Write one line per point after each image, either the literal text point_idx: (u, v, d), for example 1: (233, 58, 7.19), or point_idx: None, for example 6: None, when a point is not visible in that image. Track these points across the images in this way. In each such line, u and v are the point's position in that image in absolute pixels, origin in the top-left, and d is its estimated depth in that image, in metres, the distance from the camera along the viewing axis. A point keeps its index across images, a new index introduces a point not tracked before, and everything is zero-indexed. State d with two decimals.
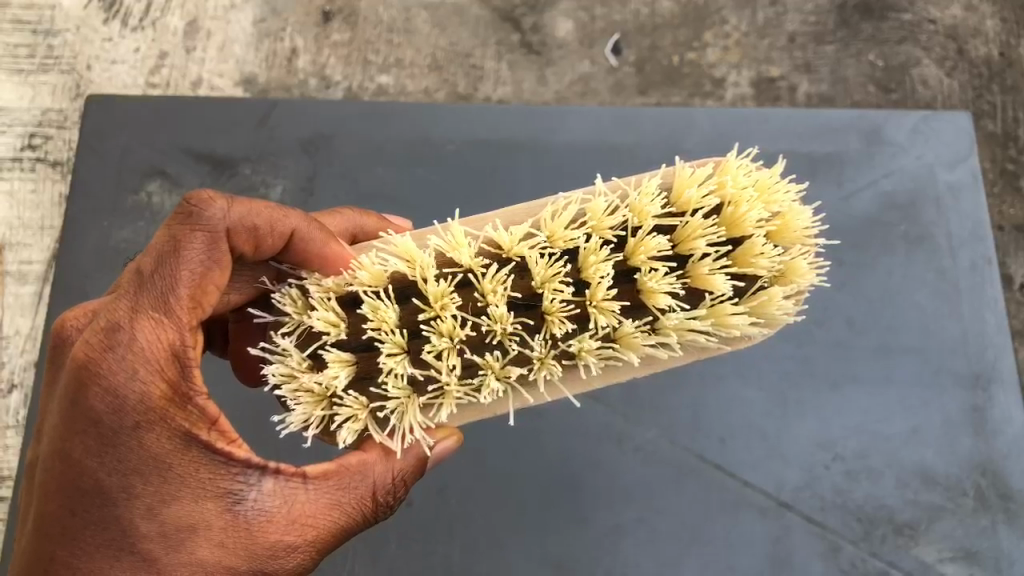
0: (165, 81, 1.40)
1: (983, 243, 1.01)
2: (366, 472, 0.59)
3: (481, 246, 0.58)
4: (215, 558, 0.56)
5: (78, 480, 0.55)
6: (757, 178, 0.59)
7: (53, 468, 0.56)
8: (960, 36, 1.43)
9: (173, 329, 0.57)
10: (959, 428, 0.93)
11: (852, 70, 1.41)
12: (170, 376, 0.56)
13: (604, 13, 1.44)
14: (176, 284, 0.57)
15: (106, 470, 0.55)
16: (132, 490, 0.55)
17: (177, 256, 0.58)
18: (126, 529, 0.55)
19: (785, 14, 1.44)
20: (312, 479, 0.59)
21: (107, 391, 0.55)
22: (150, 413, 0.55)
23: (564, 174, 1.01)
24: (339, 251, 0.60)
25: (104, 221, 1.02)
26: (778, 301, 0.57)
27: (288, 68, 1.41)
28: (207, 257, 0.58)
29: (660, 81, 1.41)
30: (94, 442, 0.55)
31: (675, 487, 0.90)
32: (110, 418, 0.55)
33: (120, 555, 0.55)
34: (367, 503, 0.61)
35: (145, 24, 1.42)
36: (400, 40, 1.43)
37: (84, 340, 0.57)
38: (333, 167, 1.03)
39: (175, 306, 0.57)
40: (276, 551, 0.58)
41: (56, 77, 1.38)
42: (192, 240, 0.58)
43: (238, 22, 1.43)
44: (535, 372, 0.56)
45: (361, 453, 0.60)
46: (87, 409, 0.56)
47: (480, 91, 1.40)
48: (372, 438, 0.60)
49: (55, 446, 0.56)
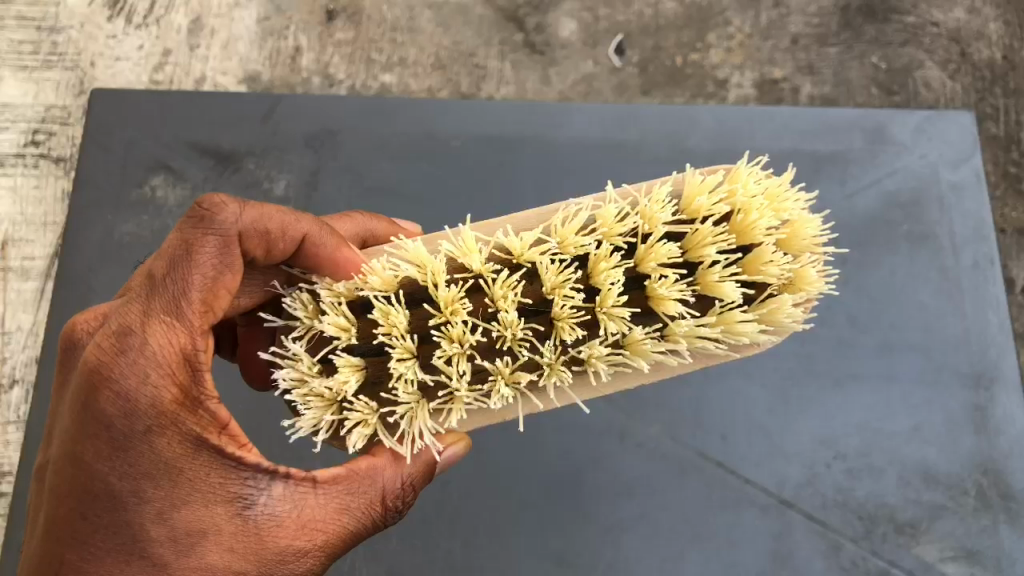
0: (168, 78, 1.40)
1: (986, 243, 1.01)
2: (375, 477, 0.60)
3: (492, 252, 0.59)
4: (225, 563, 0.56)
5: (88, 483, 0.55)
6: (768, 186, 0.59)
7: (64, 471, 0.56)
8: (963, 39, 1.43)
9: (184, 334, 0.57)
10: (961, 426, 0.93)
11: (855, 73, 1.41)
12: (181, 381, 0.56)
13: (607, 14, 1.45)
14: (187, 288, 0.58)
15: (117, 474, 0.55)
16: (143, 494, 0.55)
17: (190, 260, 0.58)
18: (137, 533, 0.55)
19: (789, 16, 1.44)
20: (322, 483, 0.59)
21: (118, 395, 0.55)
22: (161, 417, 0.55)
23: (567, 172, 1.01)
24: (350, 256, 0.60)
25: (108, 214, 1.02)
26: (787, 308, 0.57)
27: (291, 66, 1.41)
28: (219, 261, 0.58)
29: (663, 82, 1.41)
30: (105, 446, 0.55)
31: (677, 482, 0.90)
32: (121, 422, 0.55)
33: (130, 559, 0.55)
34: (376, 508, 0.61)
35: (149, 21, 1.42)
36: (403, 40, 1.43)
37: (96, 344, 0.57)
38: (337, 163, 1.03)
39: (186, 310, 0.57)
40: (284, 556, 0.58)
41: (60, 73, 1.38)
42: (204, 244, 0.58)
43: (242, 20, 1.43)
44: (545, 377, 0.56)
45: (369, 458, 0.60)
46: (98, 413, 0.56)
47: (483, 90, 1.40)
48: (381, 443, 0.61)
49: (66, 449, 0.56)
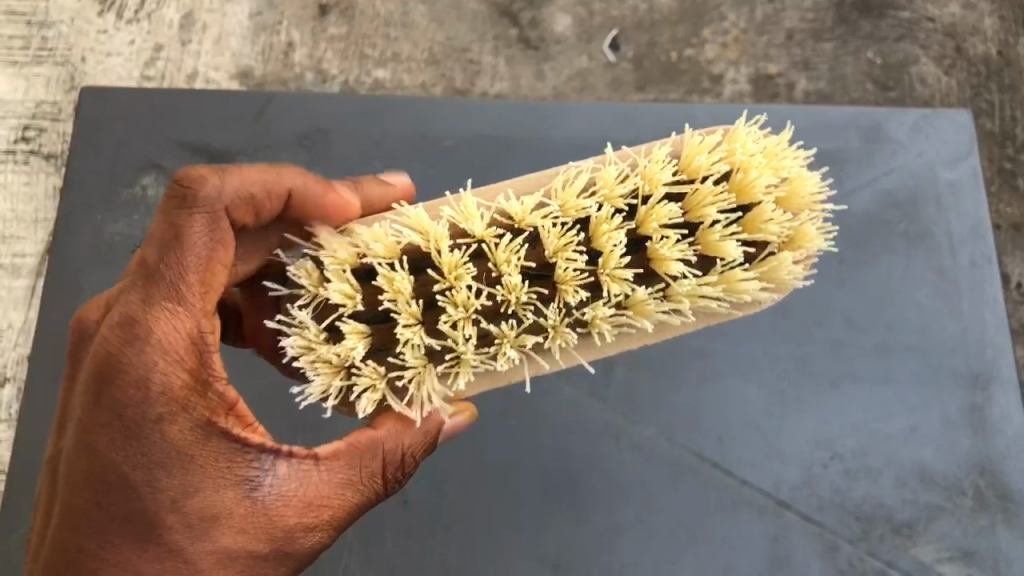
0: (160, 74, 1.39)
1: (983, 242, 1.00)
2: (376, 450, 0.62)
3: (493, 216, 0.58)
4: (238, 543, 0.60)
5: (103, 472, 0.59)
6: (765, 144, 0.59)
7: (80, 461, 0.60)
8: (959, 34, 1.43)
9: (189, 319, 0.60)
10: (959, 428, 0.92)
11: (850, 68, 1.41)
12: (190, 366, 0.59)
13: (602, 8, 1.44)
14: (184, 272, 0.60)
15: (130, 463, 0.59)
16: (155, 483, 0.58)
17: (183, 241, 0.60)
18: (151, 518, 0.58)
19: (784, 11, 1.44)
20: (324, 459, 0.62)
21: (128, 385, 0.59)
22: (170, 405, 0.59)
23: (563, 173, 1.00)
24: (340, 200, 0.63)
25: (99, 215, 1.00)
26: (788, 265, 0.57)
27: (284, 62, 1.40)
28: (210, 238, 0.60)
29: (658, 78, 1.41)
30: (118, 437, 0.59)
31: (674, 485, 0.89)
32: (132, 412, 0.59)
33: (147, 547, 0.59)
34: (377, 480, 0.64)
35: (140, 16, 1.41)
36: (397, 35, 1.42)
37: (104, 336, 0.61)
38: (329, 163, 1.01)
39: (186, 293, 0.60)
40: (294, 533, 0.62)
41: (50, 69, 1.37)
42: (193, 223, 0.60)
43: (235, 15, 1.42)
44: (550, 340, 0.56)
45: (371, 432, 0.62)
46: (112, 402, 0.59)
47: (476, 86, 1.40)
48: (384, 413, 0.62)
49: (80, 438, 0.60)
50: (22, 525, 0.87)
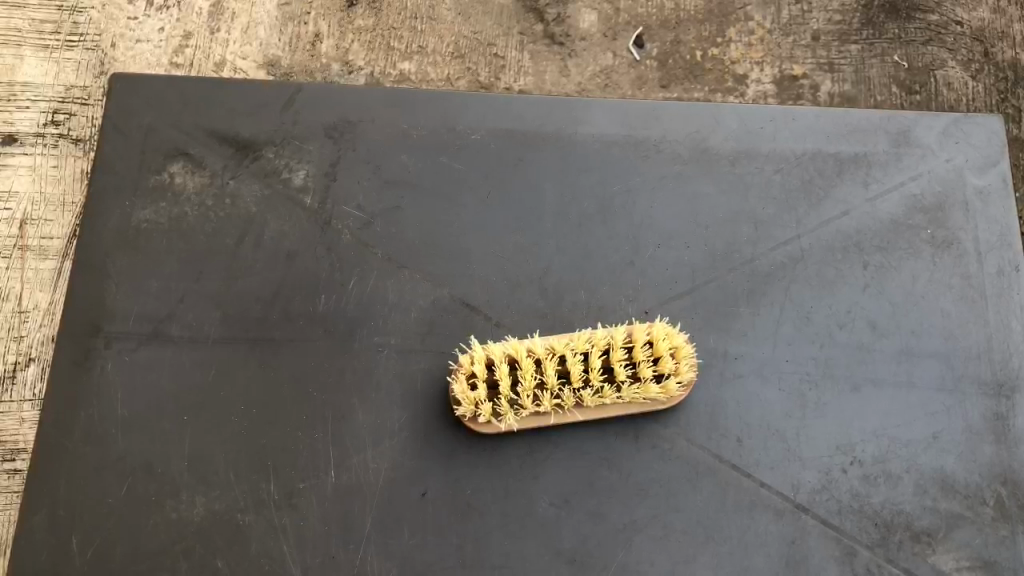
0: (187, 60, 1.63)
1: (1014, 249, 0.99)
2: (365, 474, 0.89)
3: None
4: (278, 538, 0.86)
5: (211, 463, 0.88)
6: None
7: (190, 455, 0.88)
8: (988, 38, 1.66)
9: (270, 369, 0.92)
10: (981, 436, 0.92)
11: (875, 70, 1.63)
12: (273, 392, 0.91)
13: (627, 7, 1.67)
14: (266, 320, 0.94)
15: (234, 454, 0.89)
16: (248, 468, 0.88)
17: (262, 303, 0.95)
18: (238, 497, 0.87)
19: (810, 12, 1.67)
20: (328, 479, 0.89)
21: (236, 418, 0.90)
22: (265, 416, 0.90)
23: (589, 170, 1.01)
24: None
25: (127, 200, 0.99)
26: None
27: (311, 52, 1.64)
28: (277, 291, 0.95)
29: (682, 76, 1.63)
30: (229, 439, 0.89)
31: (692, 485, 0.89)
32: (238, 424, 0.90)
33: (229, 521, 0.87)
34: (357, 512, 0.87)
35: (170, 5, 1.67)
36: (423, 27, 1.65)
37: (210, 381, 0.91)
38: (357, 154, 1.01)
39: (264, 353, 0.93)
40: (309, 538, 0.86)
41: (81, 54, 1.64)
42: (264, 291, 0.95)
43: (263, 6, 1.66)
44: None
45: (308, 537, 0.86)
46: (225, 416, 0.90)
47: (501, 79, 1.62)
48: (335, 517, 0.87)
49: (194, 443, 0.89)
50: (40, 511, 0.86)
